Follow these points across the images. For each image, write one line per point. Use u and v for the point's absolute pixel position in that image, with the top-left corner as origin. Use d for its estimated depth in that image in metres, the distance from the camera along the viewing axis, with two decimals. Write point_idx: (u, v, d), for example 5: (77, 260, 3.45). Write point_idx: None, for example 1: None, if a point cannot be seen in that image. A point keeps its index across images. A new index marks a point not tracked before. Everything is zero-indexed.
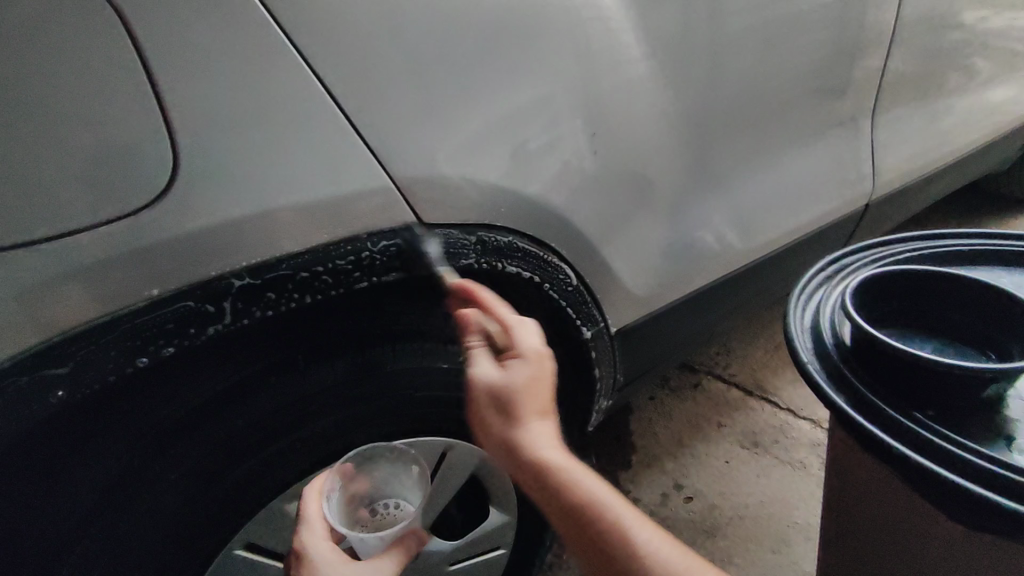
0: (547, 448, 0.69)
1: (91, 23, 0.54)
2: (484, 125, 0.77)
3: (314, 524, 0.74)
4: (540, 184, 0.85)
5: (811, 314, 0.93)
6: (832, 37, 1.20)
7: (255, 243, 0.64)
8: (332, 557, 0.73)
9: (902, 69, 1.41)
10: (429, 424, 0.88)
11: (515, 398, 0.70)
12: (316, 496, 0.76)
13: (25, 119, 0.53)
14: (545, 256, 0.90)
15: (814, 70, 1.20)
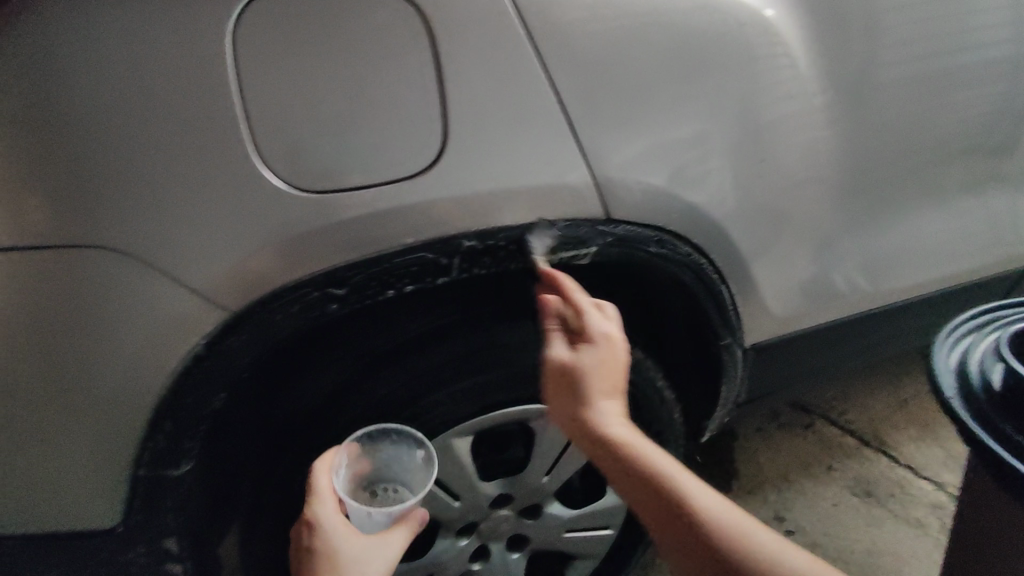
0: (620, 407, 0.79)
1: (408, 36, 0.71)
2: (676, 133, 0.87)
3: (327, 498, 0.76)
4: (713, 196, 0.93)
5: (960, 355, 0.95)
6: (1007, 94, 1.19)
7: (480, 214, 0.78)
8: (341, 531, 0.75)
9: None
10: None
11: (582, 377, 0.79)
12: (326, 470, 0.80)
13: (349, 89, 0.70)
14: (703, 266, 0.97)
15: (995, 119, 1.20)
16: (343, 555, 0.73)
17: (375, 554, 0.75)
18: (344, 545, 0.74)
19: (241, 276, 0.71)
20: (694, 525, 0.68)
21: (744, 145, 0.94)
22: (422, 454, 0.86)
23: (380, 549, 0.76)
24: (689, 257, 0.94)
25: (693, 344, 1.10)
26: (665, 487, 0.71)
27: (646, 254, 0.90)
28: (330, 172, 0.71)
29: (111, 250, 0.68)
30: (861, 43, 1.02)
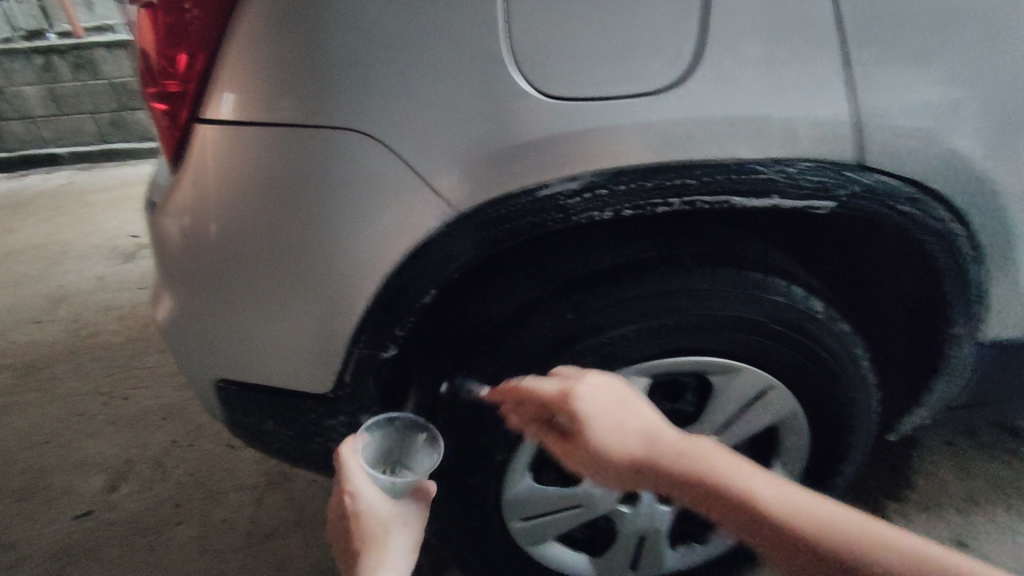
0: (636, 429, 0.65)
1: None
2: (966, 71, 0.75)
3: (356, 479, 0.73)
4: (994, 154, 0.79)
5: None
6: None
7: (717, 141, 0.72)
8: (377, 501, 0.74)
9: None
10: (764, 359, 0.93)
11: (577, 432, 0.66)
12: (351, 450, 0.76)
13: None
14: (959, 236, 0.83)
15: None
16: (382, 520, 0.74)
17: (402, 527, 0.74)
18: (379, 510, 0.74)
19: (475, 175, 0.74)
20: (758, 514, 0.57)
21: None
22: (428, 437, 0.83)
23: (406, 522, 0.75)
24: (946, 223, 0.81)
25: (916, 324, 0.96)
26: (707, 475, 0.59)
27: (895, 213, 0.79)
28: (579, 81, 0.70)
29: (367, 135, 0.74)
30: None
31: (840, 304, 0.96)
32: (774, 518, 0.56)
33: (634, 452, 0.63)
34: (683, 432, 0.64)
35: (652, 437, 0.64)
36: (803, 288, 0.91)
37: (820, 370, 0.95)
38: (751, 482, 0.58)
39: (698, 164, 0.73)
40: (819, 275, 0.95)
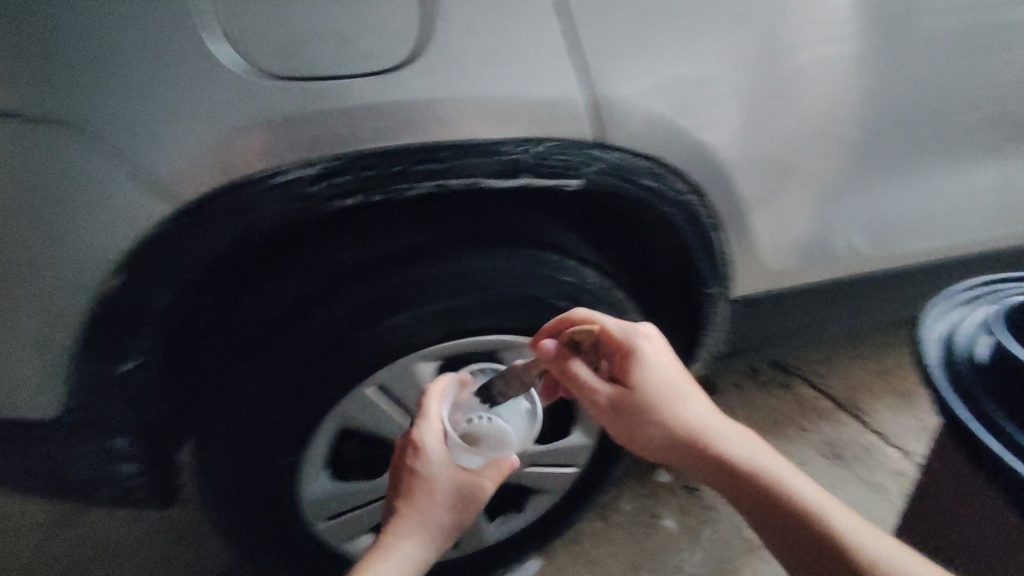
0: (686, 413, 0.86)
1: None
2: (680, 54, 0.83)
3: (433, 415, 0.84)
4: (714, 129, 0.87)
5: (945, 325, 0.92)
6: None
7: (456, 123, 0.73)
8: (444, 472, 0.80)
9: None
10: None
11: (629, 396, 0.87)
12: (437, 395, 0.86)
13: None
14: (696, 204, 0.92)
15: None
16: (436, 485, 0.79)
17: (459, 496, 0.79)
18: (441, 472, 0.80)
19: (195, 165, 0.67)
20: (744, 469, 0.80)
21: (756, 82, 0.87)
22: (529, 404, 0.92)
23: (472, 499, 0.80)
24: (683, 196, 0.89)
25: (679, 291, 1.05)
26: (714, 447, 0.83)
27: (639, 188, 0.85)
28: (301, 62, 0.67)
29: (55, 122, 0.64)
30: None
31: (617, 274, 1.02)
32: (728, 455, 0.82)
33: (617, 395, 0.88)
34: (682, 389, 0.88)
35: (632, 391, 0.87)
36: (577, 260, 0.95)
37: None
38: (744, 450, 0.82)
39: (447, 142, 0.73)
40: (595, 248, 1.00)
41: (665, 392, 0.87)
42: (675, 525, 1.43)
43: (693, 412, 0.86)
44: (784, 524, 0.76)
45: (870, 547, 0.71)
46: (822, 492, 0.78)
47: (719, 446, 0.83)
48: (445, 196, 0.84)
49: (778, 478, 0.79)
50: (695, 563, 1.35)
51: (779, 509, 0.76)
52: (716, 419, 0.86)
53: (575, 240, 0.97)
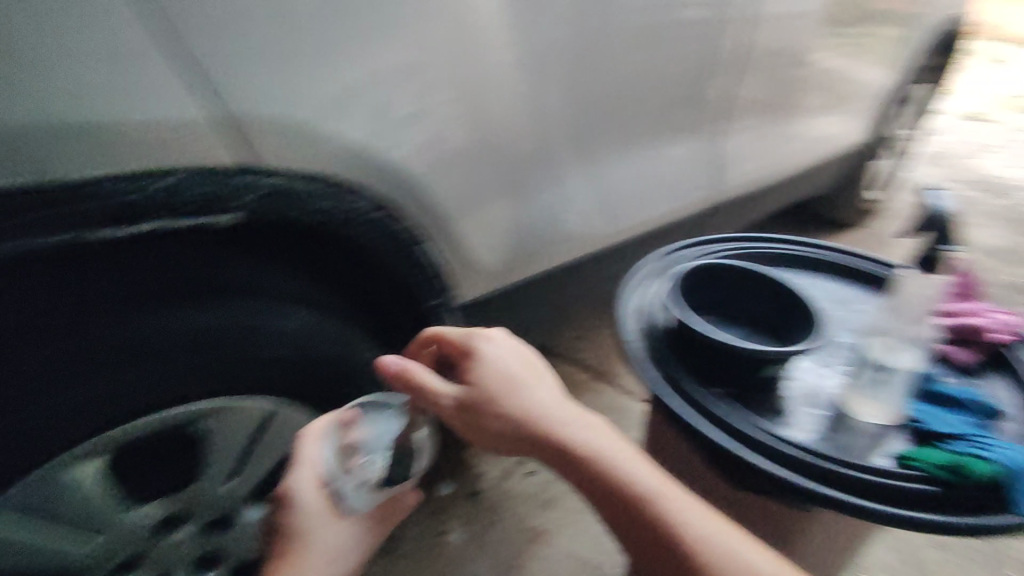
0: (538, 404, 0.78)
1: None
2: (324, 54, 0.80)
3: (308, 473, 0.90)
4: (381, 137, 0.89)
5: (641, 296, 1.00)
6: (677, 49, 1.32)
7: (54, 153, 0.67)
8: (310, 530, 0.90)
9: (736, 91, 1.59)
10: (258, 376, 0.92)
11: (475, 401, 0.79)
12: (313, 443, 0.90)
13: None
14: (385, 217, 0.94)
15: (666, 71, 1.33)
16: (314, 542, 0.90)
17: (329, 540, 0.91)
18: (307, 519, 0.90)
19: None
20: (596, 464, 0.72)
21: (414, 86, 0.90)
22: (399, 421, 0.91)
23: (336, 540, 0.92)
24: (368, 212, 0.91)
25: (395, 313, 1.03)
26: (567, 441, 0.74)
27: (314, 210, 0.85)
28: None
29: None
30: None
31: (342, 309, 0.99)
32: (582, 450, 0.73)
33: (464, 399, 0.80)
34: (530, 382, 0.81)
35: (478, 391, 0.79)
36: (281, 298, 0.91)
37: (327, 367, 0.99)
38: (591, 439, 0.75)
39: (55, 187, 0.68)
40: (313, 286, 0.95)
41: (512, 390, 0.79)
42: (462, 535, 1.42)
43: (537, 402, 0.78)
44: (638, 520, 0.69)
45: (715, 550, 0.67)
46: (691, 497, 0.71)
47: (571, 441, 0.74)
48: (87, 241, 0.72)
49: (626, 476, 0.71)
50: (483, 568, 1.35)
51: (621, 506, 0.70)
52: (576, 414, 0.77)
53: (283, 282, 0.91)
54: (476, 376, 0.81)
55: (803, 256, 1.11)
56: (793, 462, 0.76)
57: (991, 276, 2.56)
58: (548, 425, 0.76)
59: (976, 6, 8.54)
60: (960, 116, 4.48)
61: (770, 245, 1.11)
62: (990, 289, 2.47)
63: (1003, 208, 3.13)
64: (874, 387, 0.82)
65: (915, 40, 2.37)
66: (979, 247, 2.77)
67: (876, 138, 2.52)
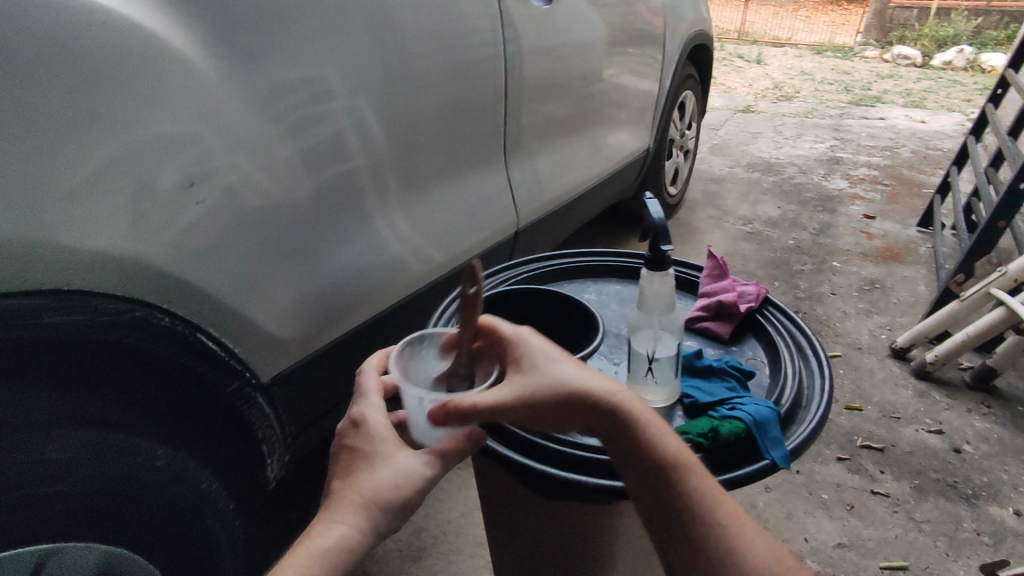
0: (590, 381, 0.75)
1: None
2: (27, 158, 0.76)
3: (372, 387, 0.80)
4: (119, 233, 0.86)
5: (445, 336, 1.03)
6: (447, 97, 1.42)
7: None
8: (372, 442, 0.73)
9: (516, 126, 1.73)
10: (27, 514, 0.82)
11: (534, 388, 0.74)
12: (371, 373, 0.82)
13: None
14: (148, 316, 0.90)
15: (439, 112, 1.41)
16: (376, 459, 0.72)
17: (407, 466, 0.72)
18: (382, 441, 0.74)
19: None
20: (646, 441, 0.72)
21: (158, 179, 0.90)
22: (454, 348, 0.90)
23: (414, 470, 0.72)
24: (119, 314, 0.86)
25: (188, 411, 0.96)
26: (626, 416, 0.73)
27: (43, 327, 0.79)
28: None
29: None
30: (275, 37, 1.03)
31: (131, 421, 0.89)
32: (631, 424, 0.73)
33: (521, 390, 0.74)
34: (572, 362, 0.77)
35: (529, 381, 0.75)
36: (39, 426, 0.80)
37: (121, 487, 0.89)
38: (645, 415, 0.73)
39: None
40: (85, 401, 0.85)
41: (564, 385, 0.74)
42: None
43: (584, 379, 0.75)
44: (675, 496, 0.72)
45: (726, 528, 0.71)
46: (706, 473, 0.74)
47: (630, 419, 0.73)
48: None
49: (654, 450, 0.72)
50: None
51: (655, 487, 0.72)
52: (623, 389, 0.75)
53: (40, 406, 0.81)
54: (527, 364, 0.77)
55: (588, 267, 1.23)
56: (585, 461, 0.83)
57: (778, 244, 2.98)
58: (603, 402, 0.73)
59: (733, 16, 10.04)
60: (734, 110, 5.20)
61: (552, 261, 1.21)
62: (778, 255, 2.87)
63: (775, 184, 3.69)
64: (654, 374, 0.91)
65: (675, 53, 2.72)
66: (763, 220, 3.22)
67: (663, 142, 2.84)
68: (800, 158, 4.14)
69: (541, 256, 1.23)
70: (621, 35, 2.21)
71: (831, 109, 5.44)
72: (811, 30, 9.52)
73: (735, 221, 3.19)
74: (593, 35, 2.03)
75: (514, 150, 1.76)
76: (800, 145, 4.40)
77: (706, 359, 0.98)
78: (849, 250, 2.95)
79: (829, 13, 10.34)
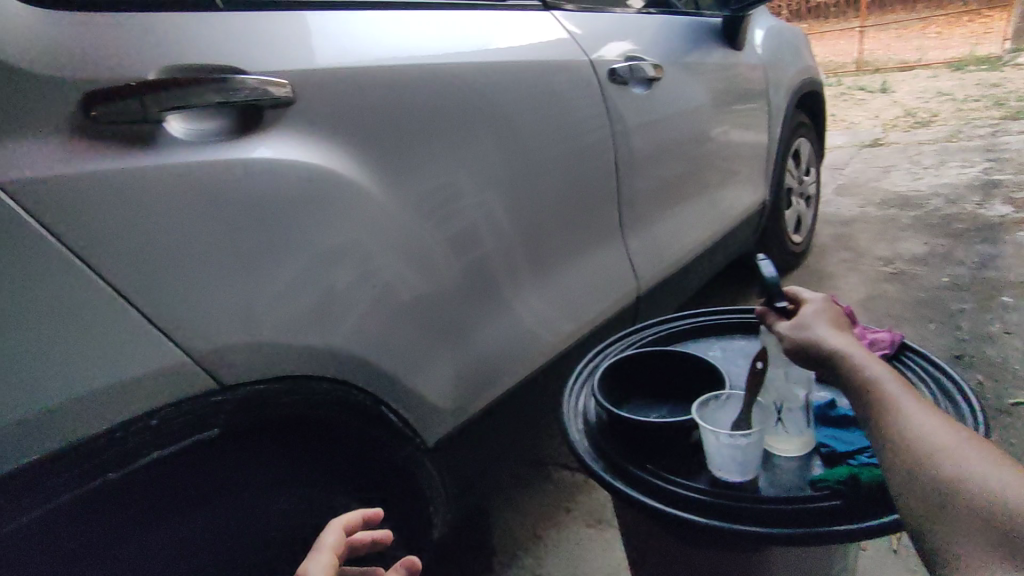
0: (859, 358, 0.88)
1: None
2: (269, 270, 0.94)
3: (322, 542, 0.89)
4: (332, 327, 1.04)
5: (582, 398, 1.15)
6: (564, 187, 1.60)
7: (57, 431, 0.75)
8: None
9: (631, 196, 1.87)
10: (253, 562, 0.97)
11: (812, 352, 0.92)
12: (334, 530, 0.91)
13: None
14: (349, 394, 1.07)
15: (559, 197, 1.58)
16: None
17: None
18: None
19: None
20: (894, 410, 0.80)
21: (358, 278, 1.07)
22: (715, 398, 1.00)
23: None
24: (330, 393, 1.03)
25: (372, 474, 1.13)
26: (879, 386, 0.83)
27: (280, 406, 0.96)
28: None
29: None
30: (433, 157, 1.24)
31: (325, 484, 1.05)
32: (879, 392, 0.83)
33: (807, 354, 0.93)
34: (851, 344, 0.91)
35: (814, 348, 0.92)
36: (271, 489, 0.97)
37: (316, 542, 1.04)
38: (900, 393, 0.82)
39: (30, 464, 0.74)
40: (298, 467, 1.02)
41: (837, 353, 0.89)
42: None
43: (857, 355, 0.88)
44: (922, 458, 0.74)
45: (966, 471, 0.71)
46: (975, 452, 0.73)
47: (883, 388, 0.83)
48: (92, 488, 0.78)
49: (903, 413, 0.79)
50: None
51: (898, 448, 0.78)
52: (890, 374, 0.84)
53: (269, 473, 0.97)
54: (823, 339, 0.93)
55: (712, 325, 1.30)
56: (715, 507, 0.88)
57: (928, 282, 2.76)
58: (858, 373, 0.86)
59: (846, 48, 9.64)
60: (858, 146, 4.96)
61: (673, 324, 1.30)
62: (928, 295, 2.66)
63: (916, 218, 3.43)
64: (784, 424, 0.96)
65: (782, 104, 2.74)
66: (906, 258, 3.00)
67: (780, 192, 2.82)
68: (945, 187, 3.81)
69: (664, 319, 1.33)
70: (723, 99, 2.30)
71: (975, 129, 4.98)
72: (942, 48, 8.83)
73: (873, 262, 3.00)
74: (695, 104, 2.14)
75: (632, 219, 1.89)
76: (942, 173, 4.06)
77: (842, 408, 1.01)
78: (1014, 283, 2.66)
79: (965, 27, 9.54)
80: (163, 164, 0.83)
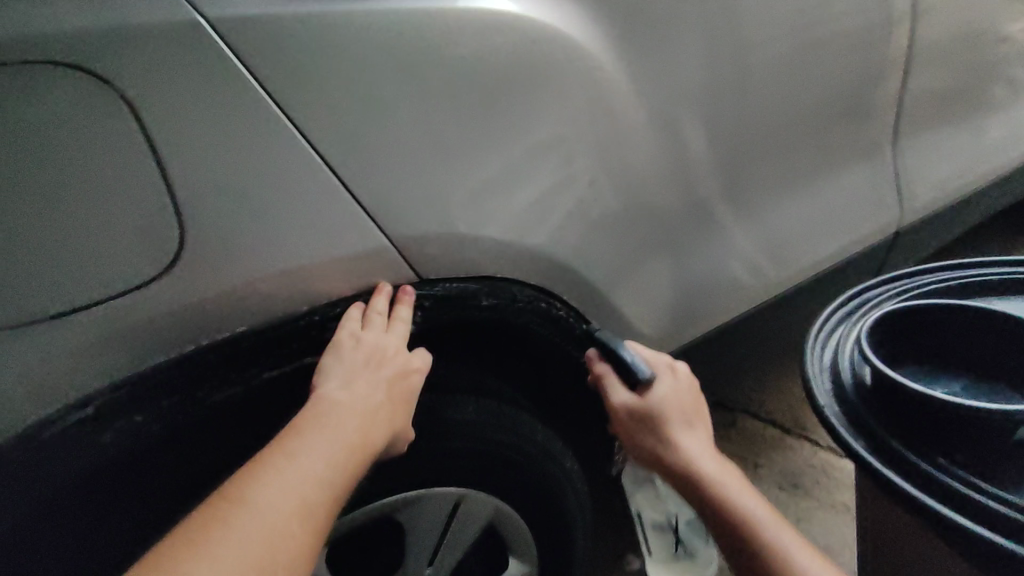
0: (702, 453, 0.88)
1: (123, 122, 0.61)
2: (484, 149, 0.80)
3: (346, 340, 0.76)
4: (541, 226, 0.89)
5: (830, 353, 0.89)
6: (837, 76, 1.23)
7: (265, 304, 0.72)
8: (355, 386, 0.74)
9: (914, 96, 1.42)
10: (444, 476, 0.89)
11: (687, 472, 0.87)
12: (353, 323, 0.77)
13: (61, 173, 0.60)
14: (551, 306, 0.93)
15: (823, 90, 1.22)
16: (330, 419, 0.69)
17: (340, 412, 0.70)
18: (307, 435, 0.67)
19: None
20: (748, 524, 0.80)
21: (577, 166, 0.90)
22: None
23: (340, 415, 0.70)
24: (529, 302, 0.90)
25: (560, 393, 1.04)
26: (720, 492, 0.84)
27: (479, 309, 0.86)
28: (29, 295, 0.61)
29: None
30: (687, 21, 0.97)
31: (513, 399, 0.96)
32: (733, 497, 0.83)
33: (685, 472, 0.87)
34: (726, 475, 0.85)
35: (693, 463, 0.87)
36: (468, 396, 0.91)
37: (507, 466, 0.93)
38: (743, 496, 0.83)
39: (242, 336, 0.72)
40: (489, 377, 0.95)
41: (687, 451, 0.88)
42: None
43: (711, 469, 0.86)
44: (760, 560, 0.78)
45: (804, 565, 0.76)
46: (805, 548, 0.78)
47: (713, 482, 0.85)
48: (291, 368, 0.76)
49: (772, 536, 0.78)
50: None
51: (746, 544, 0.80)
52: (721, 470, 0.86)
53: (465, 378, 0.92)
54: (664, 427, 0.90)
55: None
56: None
57: None
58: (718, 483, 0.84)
59: None
60: None
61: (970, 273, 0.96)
62: None
63: None
64: None
65: None
66: None
67: None
68: None
69: (951, 264, 1.00)
70: None
71: None
72: None
73: None
74: None
75: (905, 127, 1.46)
76: None
77: None
78: None
79: None
80: (375, 14, 0.71)
